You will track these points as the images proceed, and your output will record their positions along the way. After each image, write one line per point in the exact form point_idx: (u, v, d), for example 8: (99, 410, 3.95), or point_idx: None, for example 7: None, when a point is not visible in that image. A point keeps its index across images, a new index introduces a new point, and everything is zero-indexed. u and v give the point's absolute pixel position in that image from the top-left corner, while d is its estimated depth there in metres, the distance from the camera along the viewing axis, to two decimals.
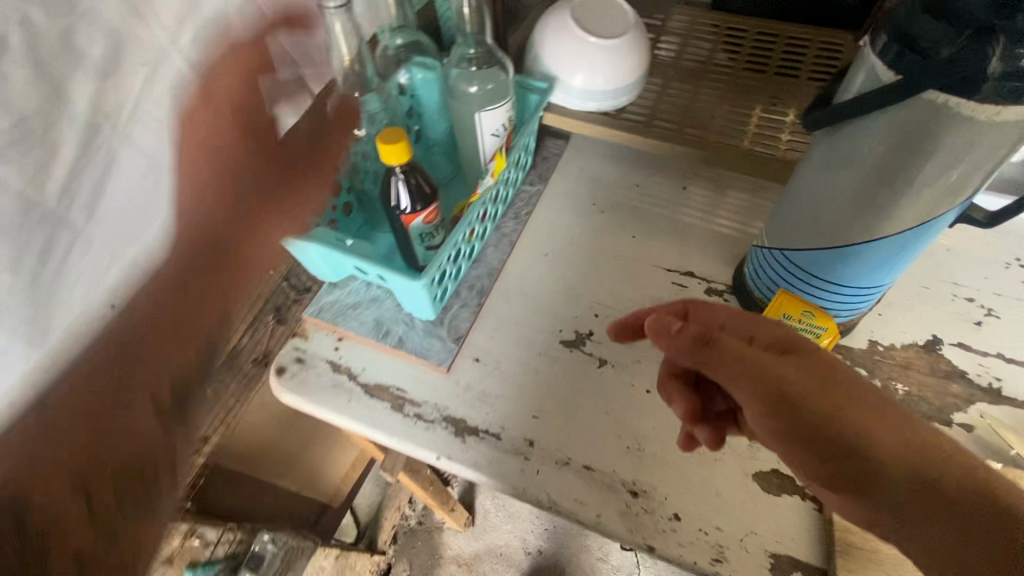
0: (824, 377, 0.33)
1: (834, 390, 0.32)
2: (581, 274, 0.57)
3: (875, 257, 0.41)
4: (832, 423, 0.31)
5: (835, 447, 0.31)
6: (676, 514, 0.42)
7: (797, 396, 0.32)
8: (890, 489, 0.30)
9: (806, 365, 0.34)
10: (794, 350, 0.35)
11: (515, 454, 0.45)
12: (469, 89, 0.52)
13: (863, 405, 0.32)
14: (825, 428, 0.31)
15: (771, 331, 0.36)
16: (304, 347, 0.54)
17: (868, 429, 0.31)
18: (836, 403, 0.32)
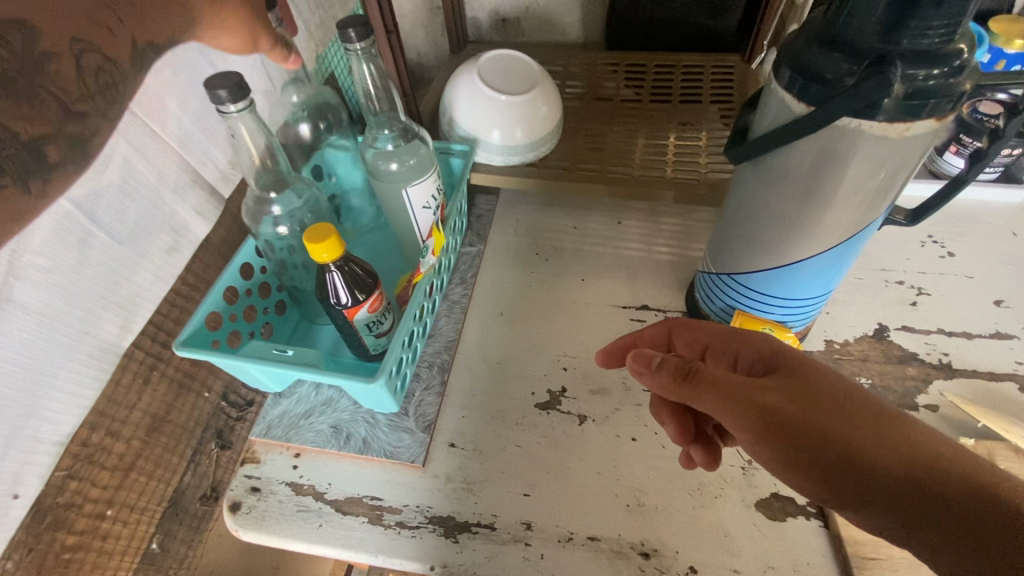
0: (813, 392, 0.32)
1: (823, 408, 0.31)
2: (539, 327, 0.56)
3: (817, 267, 0.42)
4: (824, 445, 0.30)
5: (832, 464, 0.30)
6: (691, 566, 0.40)
7: (785, 416, 0.31)
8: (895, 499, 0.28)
9: (788, 384, 0.32)
10: (775, 369, 0.34)
11: (514, 541, 0.42)
12: (390, 167, 0.50)
13: (857, 422, 0.31)
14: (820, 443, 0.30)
15: (753, 350, 0.36)
16: (256, 473, 0.47)
17: (861, 447, 0.30)
18: (822, 420, 0.31)
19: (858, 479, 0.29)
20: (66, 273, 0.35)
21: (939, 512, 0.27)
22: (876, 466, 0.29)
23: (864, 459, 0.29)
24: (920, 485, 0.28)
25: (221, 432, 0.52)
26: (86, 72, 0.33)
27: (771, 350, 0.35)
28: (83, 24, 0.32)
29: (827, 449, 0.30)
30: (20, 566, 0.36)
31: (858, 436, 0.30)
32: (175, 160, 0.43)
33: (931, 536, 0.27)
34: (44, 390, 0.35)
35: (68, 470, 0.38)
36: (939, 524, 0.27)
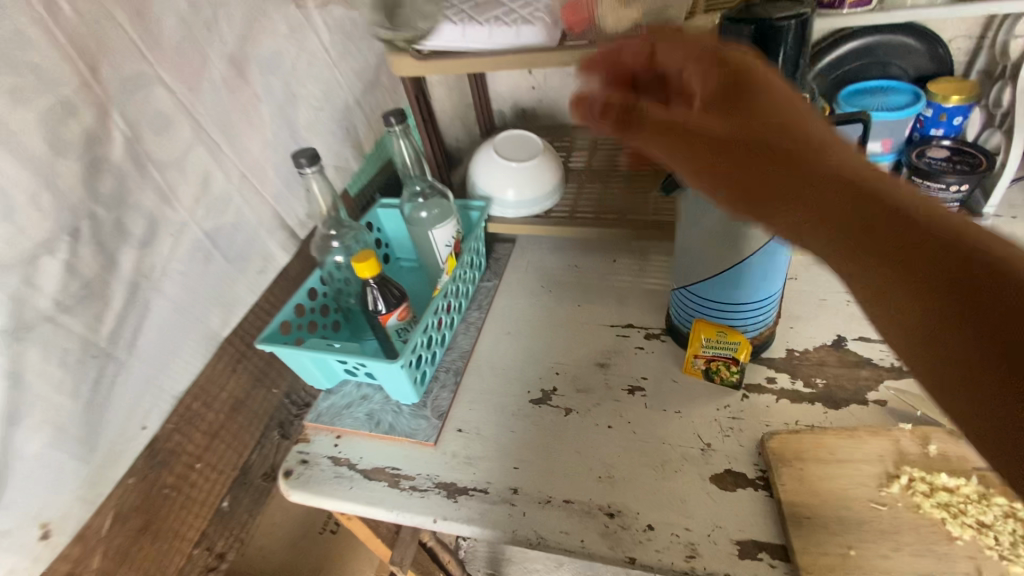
0: (827, 171, 0.28)
1: (856, 189, 0.27)
2: (538, 343, 0.66)
3: (753, 275, 0.51)
4: (761, 154, 0.29)
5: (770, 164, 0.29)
6: (649, 524, 0.47)
7: (728, 134, 0.30)
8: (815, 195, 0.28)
9: (736, 107, 0.31)
10: (741, 92, 0.31)
11: (501, 501, 0.51)
12: (421, 215, 0.66)
13: (885, 198, 0.26)
14: (763, 147, 0.29)
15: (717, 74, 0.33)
16: (306, 450, 0.60)
17: (805, 157, 0.28)
18: (763, 133, 0.29)
19: (780, 209, 0.29)
20: (194, 277, 0.52)
21: (949, 293, 0.24)
22: (809, 187, 0.28)
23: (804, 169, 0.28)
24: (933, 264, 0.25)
25: (283, 423, 0.65)
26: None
27: (783, 110, 0.30)
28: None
29: (836, 219, 0.27)
30: (137, 489, 0.49)
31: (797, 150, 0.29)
32: (269, 210, 0.61)
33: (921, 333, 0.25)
34: (171, 357, 0.50)
35: (175, 425, 0.52)
36: (935, 312, 0.24)
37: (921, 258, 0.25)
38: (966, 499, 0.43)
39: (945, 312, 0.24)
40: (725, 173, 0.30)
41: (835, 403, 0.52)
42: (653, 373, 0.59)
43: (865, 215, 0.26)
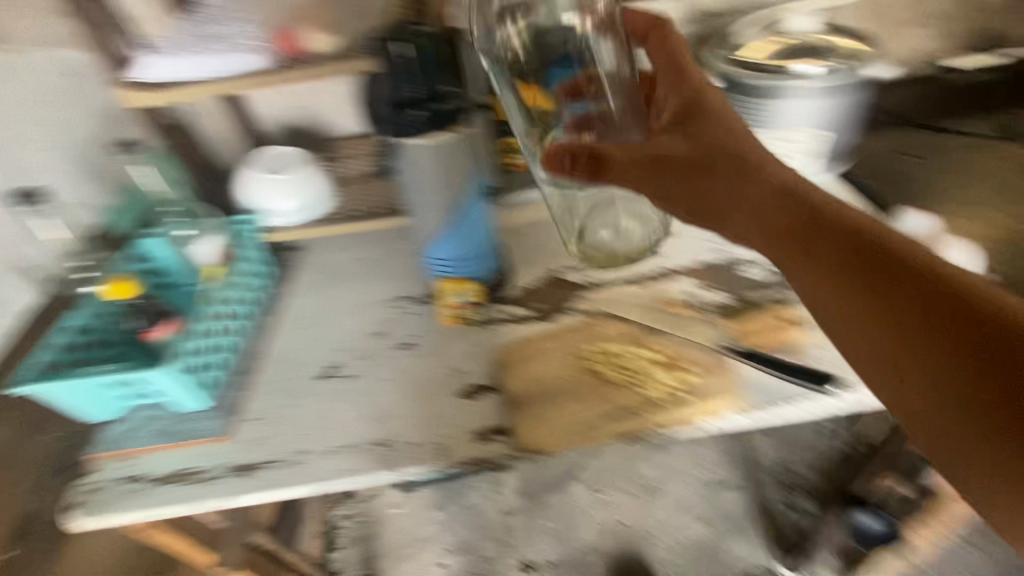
0: (833, 223, 0.45)
1: (871, 244, 0.43)
2: (325, 327, 0.73)
3: (465, 229, 0.65)
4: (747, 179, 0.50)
5: (767, 186, 0.49)
6: (412, 441, 0.57)
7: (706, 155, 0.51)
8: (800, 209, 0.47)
9: (694, 157, 0.51)
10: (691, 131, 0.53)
11: (289, 464, 0.58)
12: (184, 234, 0.75)
13: (876, 249, 0.43)
14: (751, 181, 0.50)
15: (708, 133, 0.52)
16: (91, 478, 0.60)
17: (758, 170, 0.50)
18: (739, 171, 0.50)
19: (783, 229, 0.47)
20: None
21: (918, 323, 0.39)
22: (779, 200, 0.48)
23: (761, 169, 0.50)
24: (923, 327, 0.39)
25: (67, 466, 0.64)
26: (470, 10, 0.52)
27: (743, 151, 0.51)
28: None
29: (840, 252, 0.44)
30: None
31: (764, 164, 0.50)
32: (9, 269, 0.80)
33: (892, 322, 0.40)
34: None
35: None
36: (889, 320, 0.40)
37: (872, 264, 0.42)
38: (618, 353, 0.61)
39: (900, 297, 0.40)
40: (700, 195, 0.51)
41: (546, 317, 0.68)
42: (422, 328, 0.70)
43: (828, 226, 0.45)
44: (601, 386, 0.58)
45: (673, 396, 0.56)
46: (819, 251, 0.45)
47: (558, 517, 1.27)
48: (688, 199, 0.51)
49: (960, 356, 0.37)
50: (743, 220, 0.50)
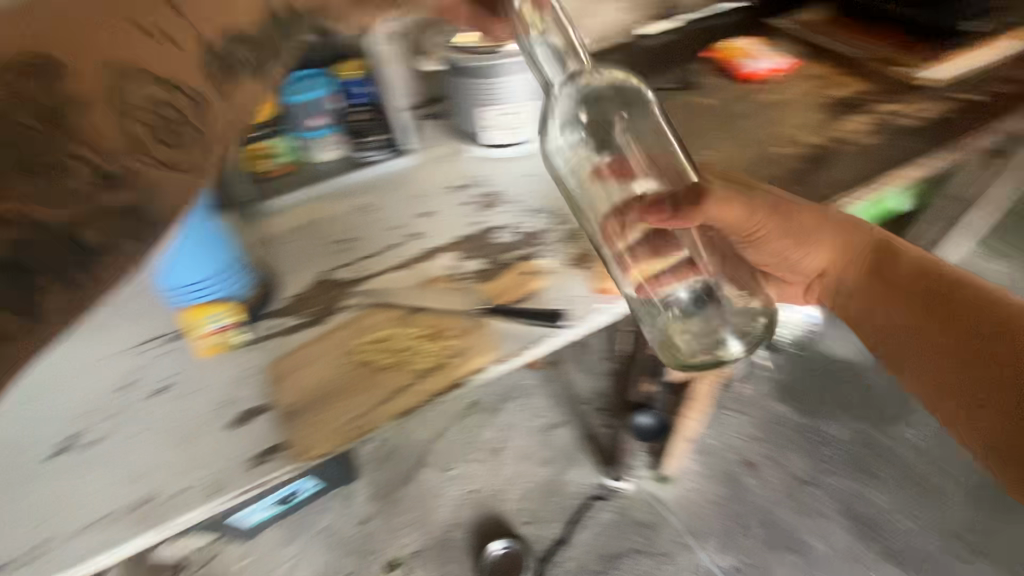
0: (929, 271, 0.65)
1: (940, 281, 0.64)
2: (53, 396, 0.61)
3: (199, 247, 0.58)
4: (936, 296, 0.63)
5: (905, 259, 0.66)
6: (179, 487, 0.53)
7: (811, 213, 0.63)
8: (879, 274, 0.67)
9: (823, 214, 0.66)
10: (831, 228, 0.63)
11: (19, 566, 0.49)
12: None
13: (943, 283, 0.64)
14: (918, 280, 0.65)
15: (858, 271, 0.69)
16: None
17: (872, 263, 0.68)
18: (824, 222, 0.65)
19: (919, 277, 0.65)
20: None
21: (936, 302, 0.63)
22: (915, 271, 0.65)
23: (882, 263, 0.67)
24: (936, 318, 0.63)
25: None
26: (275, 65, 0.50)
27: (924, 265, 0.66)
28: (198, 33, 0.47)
29: (923, 290, 0.64)
30: None
31: (897, 265, 0.67)
32: None
33: (912, 289, 0.65)
34: None
35: None
36: (908, 309, 0.65)
37: (949, 291, 0.63)
38: (388, 336, 0.64)
39: (946, 298, 0.63)
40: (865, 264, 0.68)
41: (318, 321, 0.67)
42: (179, 366, 0.63)
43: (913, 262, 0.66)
44: (374, 374, 0.61)
45: (436, 366, 0.61)
46: (906, 296, 0.65)
47: (412, 508, 1.28)
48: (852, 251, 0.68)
49: (945, 315, 0.63)
50: (812, 257, 0.69)
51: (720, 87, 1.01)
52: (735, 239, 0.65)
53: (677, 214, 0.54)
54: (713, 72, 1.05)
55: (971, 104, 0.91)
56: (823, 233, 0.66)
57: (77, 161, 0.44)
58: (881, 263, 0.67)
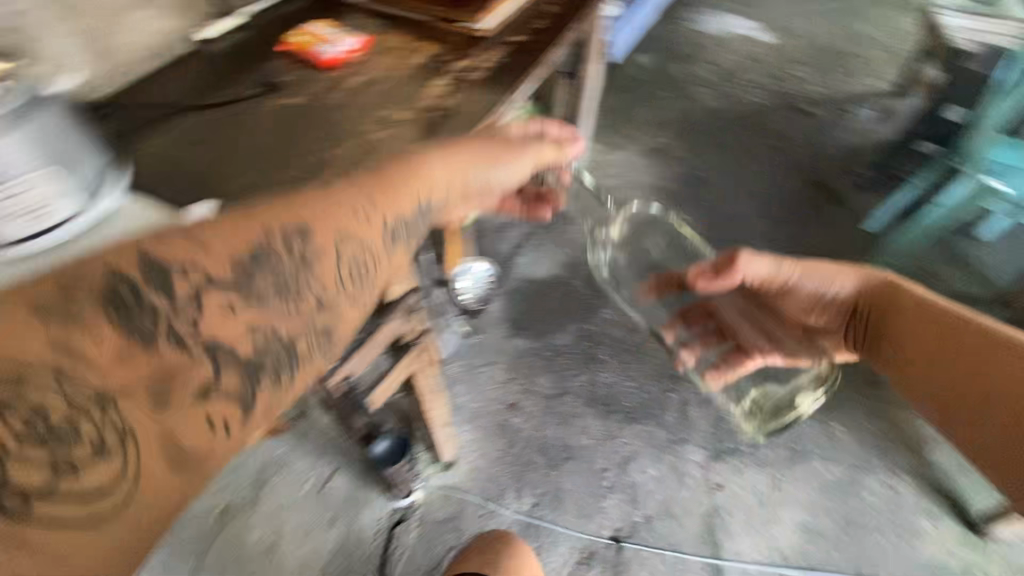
0: (940, 315, 0.76)
1: (957, 324, 0.74)
2: None
3: None
4: (918, 320, 0.78)
5: (913, 306, 0.79)
6: None
7: (888, 325, 0.82)
8: (908, 308, 0.79)
9: (888, 314, 0.82)
10: (887, 308, 0.83)
11: None
12: None
13: (954, 322, 0.74)
14: (916, 318, 0.78)
15: (901, 301, 0.81)
16: None
17: (891, 300, 0.82)
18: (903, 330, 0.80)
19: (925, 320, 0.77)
20: None
21: (942, 337, 0.75)
22: (933, 324, 0.77)
23: (897, 301, 0.81)
24: (947, 360, 0.74)
25: None
26: (285, 245, 0.51)
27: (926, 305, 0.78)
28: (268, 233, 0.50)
29: (934, 327, 0.76)
30: None
31: (903, 300, 0.80)
32: None
33: (941, 331, 0.75)
34: None
35: None
36: (934, 338, 0.76)
37: (960, 332, 0.73)
38: None
39: (947, 333, 0.75)
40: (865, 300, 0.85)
41: None
42: None
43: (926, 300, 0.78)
44: None
45: None
46: (919, 325, 0.78)
47: None
48: (861, 291, 0.85)
49: (948, 348, 0.74)
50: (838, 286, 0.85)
51: (306, 83, 0.95)
52: (773, 292, 0.88)
53: (716, 277, 0.81)
54: (295, 67, 0.98)
55: (520, 45, 1.03)
56: (845, 274, 0.85)
57: (211, 372, 0.43)
58: (887, 302, 0.83)
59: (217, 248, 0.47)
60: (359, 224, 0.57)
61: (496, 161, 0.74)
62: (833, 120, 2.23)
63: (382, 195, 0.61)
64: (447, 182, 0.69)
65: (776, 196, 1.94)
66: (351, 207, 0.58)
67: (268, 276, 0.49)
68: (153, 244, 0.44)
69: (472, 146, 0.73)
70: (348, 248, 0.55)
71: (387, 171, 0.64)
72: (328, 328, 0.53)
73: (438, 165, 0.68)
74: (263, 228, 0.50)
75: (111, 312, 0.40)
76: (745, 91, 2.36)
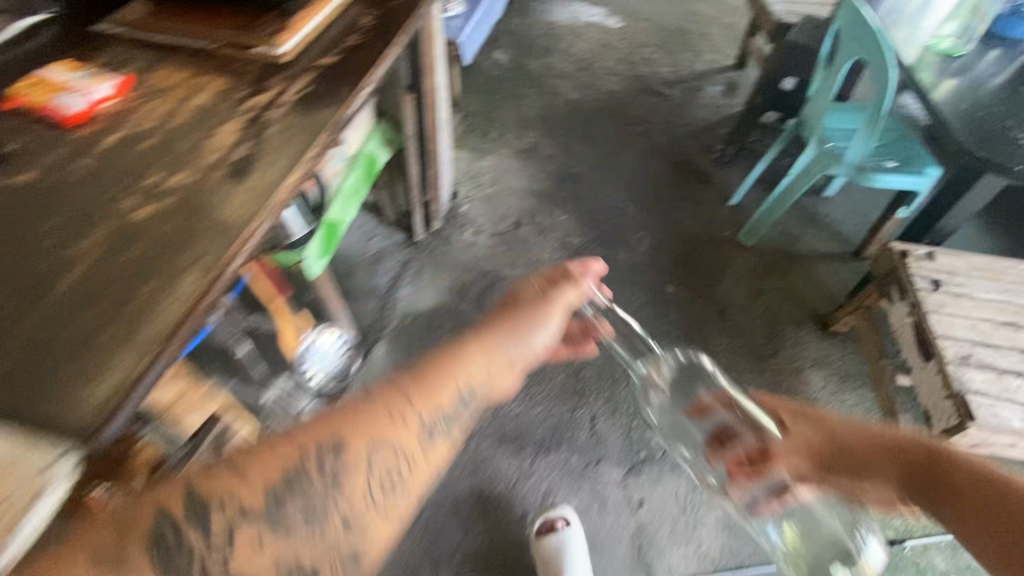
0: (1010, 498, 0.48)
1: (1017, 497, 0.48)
2: None
3: None
4: (955, 476, 0.52)
5: (961, 475, 0.52)
6: None
7: (926, 480, 0.54)
8: (954, 473, 0.53)
9: (928, 476, 0.54)
10: (917, 460, 0.56)
11: None
12: None
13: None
14: (957, 476, 0.52)
15: (958, 473, 0.53)
16: None
17: (943, 465, 0.54)
18: (942, 477, 0.53)
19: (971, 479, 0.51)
20: None
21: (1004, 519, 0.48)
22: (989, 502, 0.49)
23: (942, 460, 0.54)
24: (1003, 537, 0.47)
25: None
26: (324, 470, 0.46)
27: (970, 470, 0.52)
28: (296, 448, 0.47)
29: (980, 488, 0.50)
30: None
31: (953, 464, 0.54)
32: None
33: (982, 489, 0.50)
34: None
35: None
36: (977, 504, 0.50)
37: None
38: None
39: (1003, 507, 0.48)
40: (900, 464, 0.57)
41: None
42: None
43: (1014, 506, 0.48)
44: None
45: None
46: (971, 497, 0.50)
47: None
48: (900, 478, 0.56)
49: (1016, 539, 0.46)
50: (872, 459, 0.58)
51: (42, 149, 0.72)
52: (795, 469, 0.63)
53: (755, 472, 0.64)
54: (27, 129, 0.74)
55: (332, 69, 0.87)
56: (888, 455, 0.58)
57: None
58: (926, 463, 0.55)
59: (254, 471, 0.45)
60: (395, 428, 0.50)
61: (537, 320, 0.62)
62: (685, 99, 2.29)
63: (411, 389, 0.53)
64: (454, 370, 0.55)
65: (646, 182, 1.95)
66: (390, 404, 0.51)
67: (298, 503, 0.45)
68: (201, 482, 0.45)
69: (505, 321, 0.61)
70: (380, 453, 0.49)
71: (424, 365, 0.55)
72: (352, 556, 0.46)
73: (480, 349, 0.57)
74: (297, 449, 0.47)
75: (153, 556, 0.41)
76: (601, 79, 2.36)
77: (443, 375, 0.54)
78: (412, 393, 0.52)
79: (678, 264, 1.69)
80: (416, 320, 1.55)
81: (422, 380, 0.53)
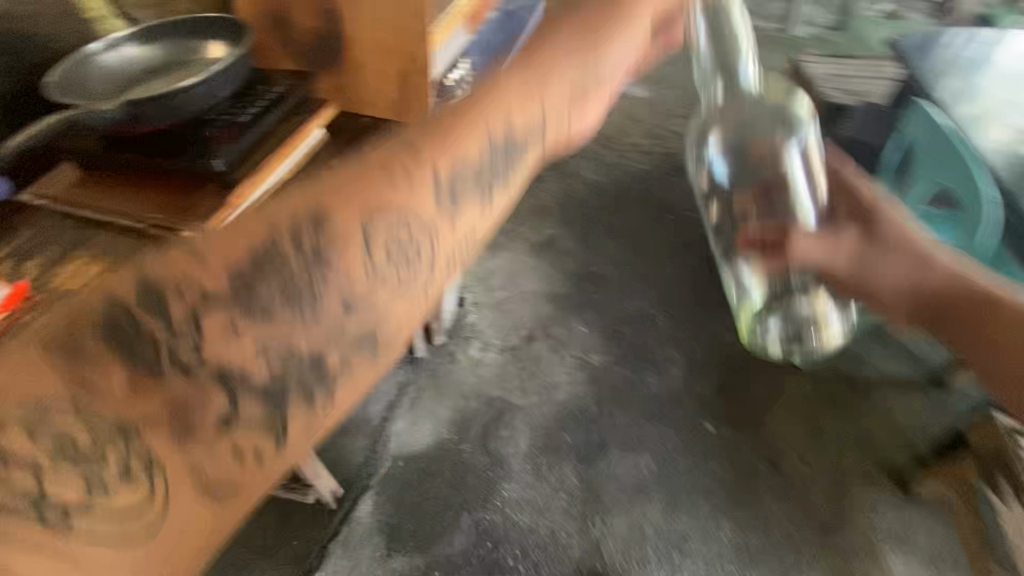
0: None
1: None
2: None
3: None
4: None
5: None
6: None
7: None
8: None
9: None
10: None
11: None
12: None
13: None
14: None
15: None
16: None
17: None
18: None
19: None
20: None
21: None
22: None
23: None
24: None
25: None
26: (316, 243, 0.40)
27: None
28: (293, 212, 0.40)
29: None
30: None
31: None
32: None
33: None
34: None
35: None
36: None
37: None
38: None
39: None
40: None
41: None
42: None
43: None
44: None
45: None
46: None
47: None
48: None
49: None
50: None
51: None
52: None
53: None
54: None
55: None
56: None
57: (227, 400, 0.35)
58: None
59: (235, 246, 0.38)
60: (398, 193, 0.46)
61: (533, 73, 0.60)
62: None
63: (439, 135, 0.50)
64: (478, 126, 0.53)
65: (679, 285, 1.72)
66: (402, 146, 0.48)
67: (275, 283, 0.38)
68: (160, 266, 0.35)
69: (522, 73, 0.59)
70: (392, 225, 0.44)
71: (451, 120, 0.52)
72: (368, 335, 0.42)
73: (518, 83, 0.58)
74: (269, 223, 0.39)
75: (108, 348, 0.32)
76: (630, 156, 2.13)
77: (482, 121, 0.53)
78: (462, 129, 0.52)
79: (720, 394, 1.45)
80: (410, 464, 1.36)
81: (462, 112, 0.53)
